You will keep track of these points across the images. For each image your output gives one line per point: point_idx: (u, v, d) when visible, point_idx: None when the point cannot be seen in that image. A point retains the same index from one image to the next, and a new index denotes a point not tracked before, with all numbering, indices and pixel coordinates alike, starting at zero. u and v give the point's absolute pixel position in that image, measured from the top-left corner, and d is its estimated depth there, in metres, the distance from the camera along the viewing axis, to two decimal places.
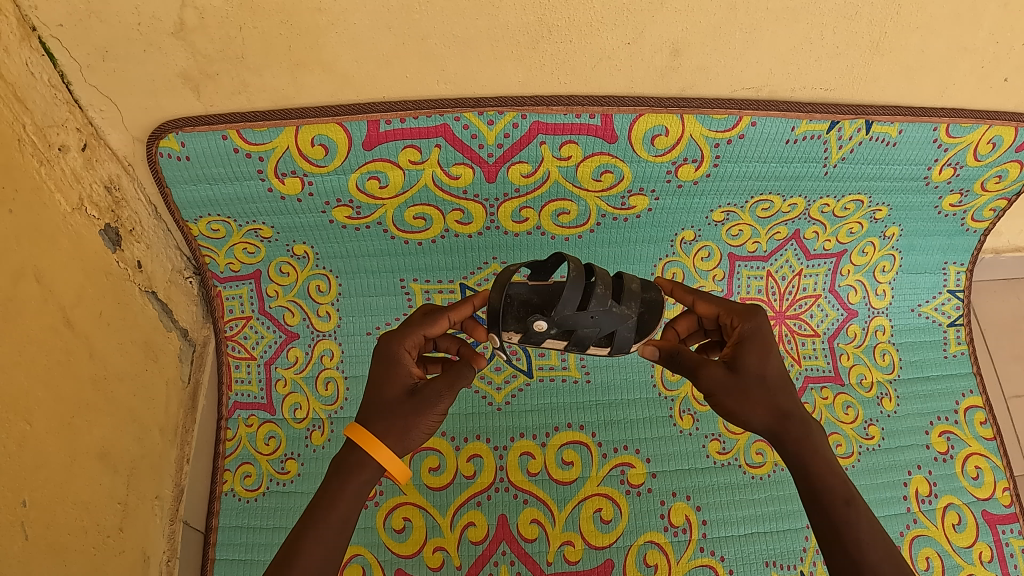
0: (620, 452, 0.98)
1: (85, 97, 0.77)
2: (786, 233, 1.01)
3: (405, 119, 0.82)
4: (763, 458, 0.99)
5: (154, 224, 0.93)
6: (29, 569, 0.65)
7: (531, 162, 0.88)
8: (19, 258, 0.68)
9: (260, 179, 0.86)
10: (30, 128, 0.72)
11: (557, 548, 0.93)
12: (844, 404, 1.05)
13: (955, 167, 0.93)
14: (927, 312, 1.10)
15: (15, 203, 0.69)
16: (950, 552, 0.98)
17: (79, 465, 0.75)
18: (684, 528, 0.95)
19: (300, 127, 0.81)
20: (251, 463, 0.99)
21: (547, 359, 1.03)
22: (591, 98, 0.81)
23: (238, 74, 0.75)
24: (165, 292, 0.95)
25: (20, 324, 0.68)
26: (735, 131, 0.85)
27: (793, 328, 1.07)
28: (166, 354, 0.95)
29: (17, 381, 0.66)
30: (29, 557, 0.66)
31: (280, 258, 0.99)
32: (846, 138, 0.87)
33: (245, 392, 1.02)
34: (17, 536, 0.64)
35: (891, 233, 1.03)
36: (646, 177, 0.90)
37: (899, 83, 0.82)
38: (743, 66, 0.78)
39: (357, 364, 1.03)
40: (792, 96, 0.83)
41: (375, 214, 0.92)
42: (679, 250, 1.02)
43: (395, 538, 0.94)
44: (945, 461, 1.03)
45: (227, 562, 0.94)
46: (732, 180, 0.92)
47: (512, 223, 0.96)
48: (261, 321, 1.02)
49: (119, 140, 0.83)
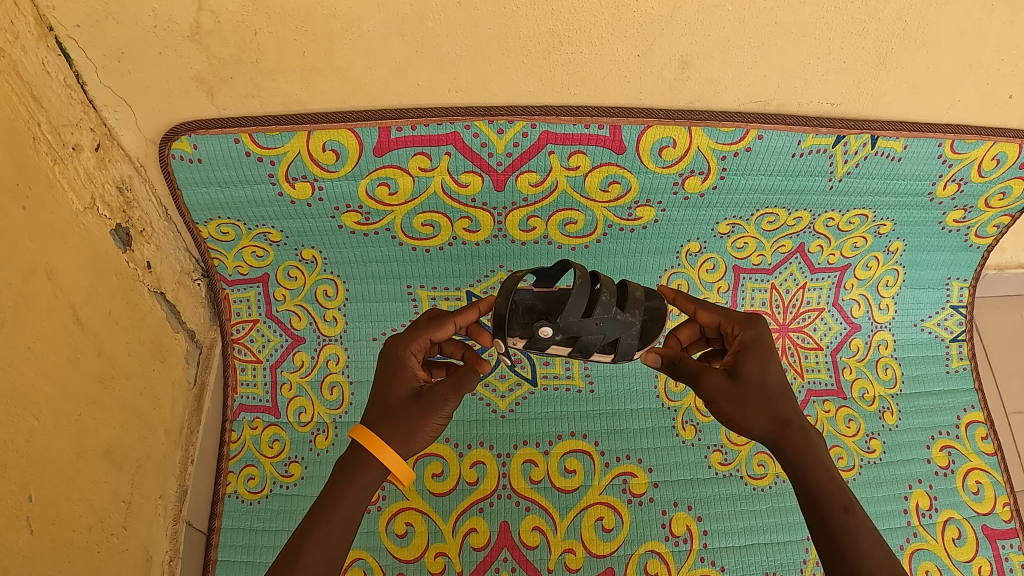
0: (623, 461, 0.99)
1: (100, 98, 0.78)
2: (791, 246, 1.01)
3: (416, 127, 0.82)
4: (764, 470, 1.00)
5: (164, 225, 0.94)
6: (34, 565, 0.66)
7: (540, 171, 0.88)
8: (31, 254, 0.69)
9: (271, 183, 0.87)
10: (45, 127, 0.73)
11: (558, 555, 0.94)
12: (846, 417, 1.05)
13: (959, 182, 0.93)
14: (930, 327, 1.11)
15: (29, 200, 0.70)
16: (949, 567, 0.98)
17: (85, 461, 0.76)
18: (685, 538, 0.95)
19: (312, 132, 0.82)
20: (254, 465, 1.00)
21: (551, 368, 1.03)
22: (600, 108, 0.82)
23: (251, 78, 0.76)
24: (173, 293, 0.96)
25: (30, 322, 0.68)
26: (742, 143, 0.86)
27: (796, 341, 1.08)
28: (173, 354, 0.95)
29: (25, 376, 0.67)
30: (33, 552, 0.66)
31: (288, 263, 0.99)
32: (852, 153, 0.88)
33: (250, 395, 1.03)
34: (22, 531, 0.64)
35: (894, 248, 1.03)
36: (653, 188, 0.91)
37: (904, 99, 0.83)
38: (751, 80, 0.79)
39: (362, 369, 1.03)
40: (799, 110, 0.84)
41: (384, 219, 0.93)
42: (684, 261, 1.02)
43: (396, 542, 0.94)
44: (946, 476, 1.04)
45: (229, 563, 0.94)
46: (738, 193, 0.93)
47: (519, 232, 0.97)
48: (268, 324, 1.03)
49: (132, 141, 0.84)
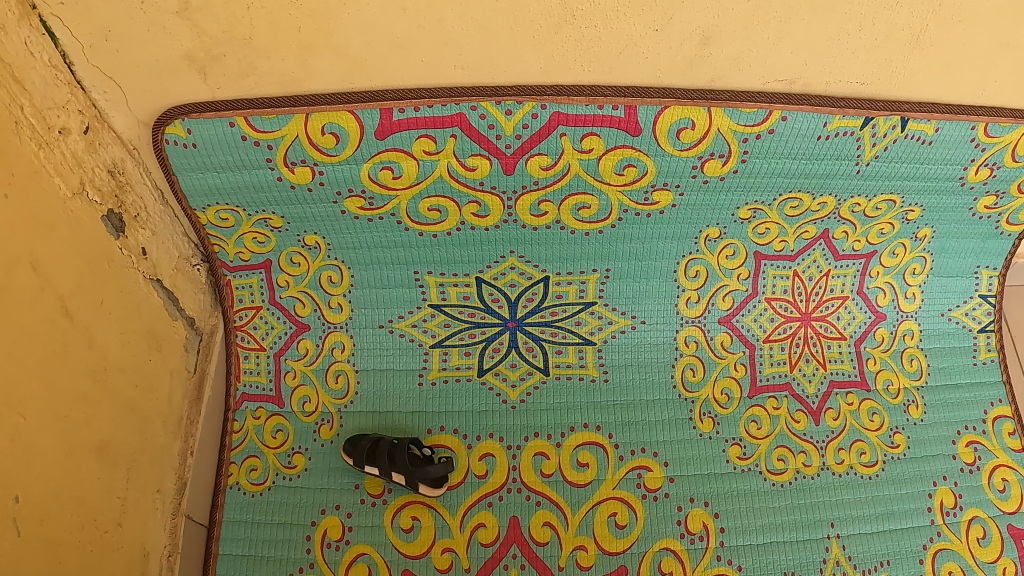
0: (638, 455, 0.95)
1: (88, 78, 0.75)
2: (814, 233, 0.96)
3: (419, 108, 0.79)
4: (784, 465, 0.96)
5: (161, 209, 0.90)
6: (19, 567, 0.65)
7: (551, 154, 0.84)
8: (14, 245, 0.67)
9: (270, 168, 0.84)
10: (28, 110, 0.70)
11: (570, 552, 0.90)
12: (870, 410, 1.01)
13: (992, 167, 0.89)
14: (957, 317, 1.06)
15: (10, 187, 0.67)
16: (973, 567, 0.94)
17: (75, 459, 0.74)
18: (701, 536, 0.92)
19: (310, 114, 0.79)
20: (257, 456, 0.95)
21: (564, 357, 1.00)
22: (614, 88, 0.78)
23: (245, 56, 0.72)
24: (170, 280, 0.92)
25: (13, 317, 0.66)
26: (765, 125, 0.81)
27: (818, 330, 1.03)
28: (170, 344, 0.93)
29: (8, 373, 0.65)
30: (20, 556, 0.65)
31: (291, 248, 0.95)
32: (880, 136, 0.84)
33: (254, 383, 0.99)
34: (7, 533, 0.63)
35: (922, 235, 0.98)
36: (670, 172, 0.86)
37: (936, 80, 0.78)
38: (776, 58, 0.75)
39: (368, 356, 1.00)
40: (826, 89, 0.79)
41: (389, 204, 0.89)
42: (703, 247, 0.96)
43: (402, 537, 0.91)
44: (972, 473, 0.99)
45: (230, 558, 0.90)
46: (760, 176, 0.88)
47: (530, 217, 0.91)
48: (271, 311, 0.99)
49: (123, 123, 0.81)
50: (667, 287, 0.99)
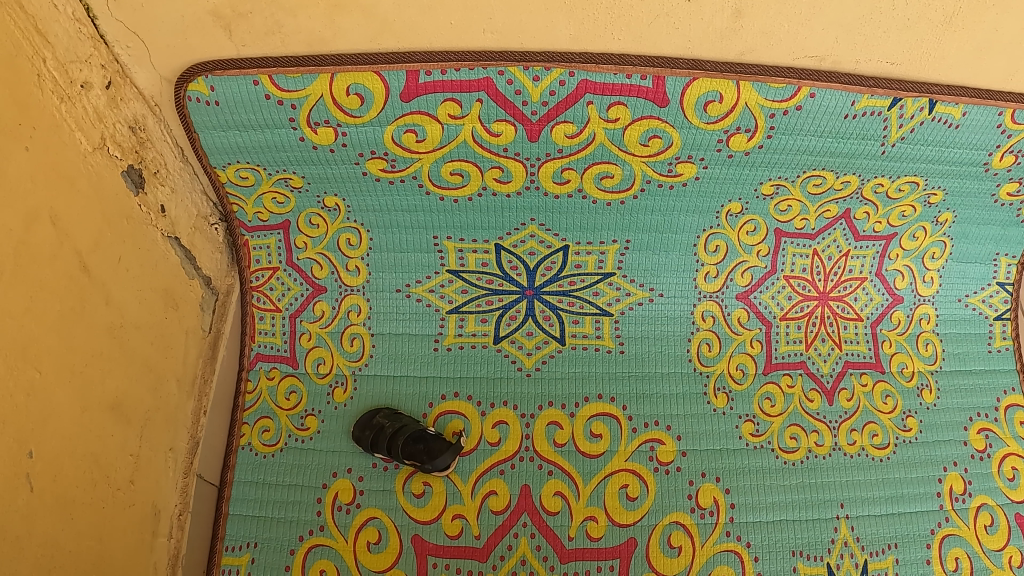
0: (651, 428, 0.95)
1: (112, 33, 0.75)
2: (836, 212, 0.95)
3: (446, 71, 0.78)
4: (797, 443, 0.97)
5: (180, 167, 0.90)
6: (33, 523, 0.65)
7: (576, 122, 0.84)
8: (34, 199, 0.66)
9: (292, 127, 0.83)
10: (51, 63, 0.70)
11: (580, 522, 0.91)
12: (884, 393, 1.01)
13: (1017, 154, 0.88)
14: (974, 304, 1.06)
15: (33, 140, 0.67)
16: (979, 554, 0.95)
17: (89, 416, 0.74)
18: (711, 511, 0.92)
19: (336, 74, 0.78)
20: (270, 417, 0.96)
21: (580, 327, 1.00)
22: (643, 58, 0.77)
23: (272, 14, 0.72)
24: (188, 239, 0.92)
25: (32, 271, 0.66)
26: (793, 101, 0.81)
27: (835, 310, 1.03)
28: (187, 303, 0.92)
29: (27, 328, 0.65)
30: (33, 511, 0.65)
31: (310, 210, 0.95)
32: (907, 117, 0.83)
33: (268, 344, 0.99)
34: (21, 489, 0.63)
35: (943, 219, 0.98)
36: (695, 144, 0.86)
37: (967, 63, 0.78)
38: (807, 33, 0.75)
39: (384, 321, 1.00)
40: (856, 68, 0.78)
41: (411, 167, 0.88)
42: (724, 222, 0.96)
43: (413, 503, 0.91)
44: (982, 460, 0.99)
45: (239, 518, 0.91)
46: (784, 153, 0.87)
47: (552, 184, 0.91)
48: (288, 273, 0.99)
49: (145, 79, 0.80)
50: (686, 261, 0.99)
